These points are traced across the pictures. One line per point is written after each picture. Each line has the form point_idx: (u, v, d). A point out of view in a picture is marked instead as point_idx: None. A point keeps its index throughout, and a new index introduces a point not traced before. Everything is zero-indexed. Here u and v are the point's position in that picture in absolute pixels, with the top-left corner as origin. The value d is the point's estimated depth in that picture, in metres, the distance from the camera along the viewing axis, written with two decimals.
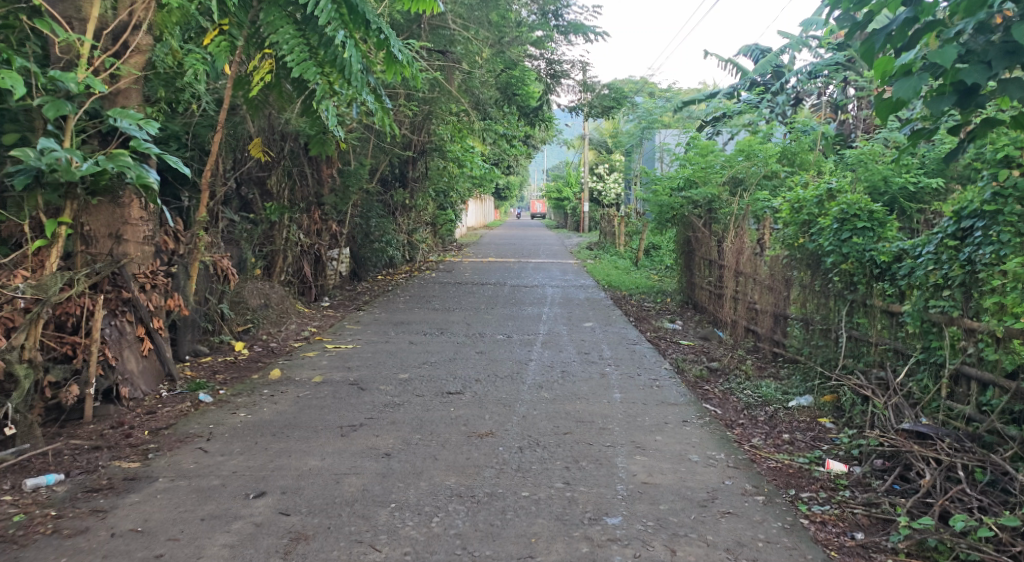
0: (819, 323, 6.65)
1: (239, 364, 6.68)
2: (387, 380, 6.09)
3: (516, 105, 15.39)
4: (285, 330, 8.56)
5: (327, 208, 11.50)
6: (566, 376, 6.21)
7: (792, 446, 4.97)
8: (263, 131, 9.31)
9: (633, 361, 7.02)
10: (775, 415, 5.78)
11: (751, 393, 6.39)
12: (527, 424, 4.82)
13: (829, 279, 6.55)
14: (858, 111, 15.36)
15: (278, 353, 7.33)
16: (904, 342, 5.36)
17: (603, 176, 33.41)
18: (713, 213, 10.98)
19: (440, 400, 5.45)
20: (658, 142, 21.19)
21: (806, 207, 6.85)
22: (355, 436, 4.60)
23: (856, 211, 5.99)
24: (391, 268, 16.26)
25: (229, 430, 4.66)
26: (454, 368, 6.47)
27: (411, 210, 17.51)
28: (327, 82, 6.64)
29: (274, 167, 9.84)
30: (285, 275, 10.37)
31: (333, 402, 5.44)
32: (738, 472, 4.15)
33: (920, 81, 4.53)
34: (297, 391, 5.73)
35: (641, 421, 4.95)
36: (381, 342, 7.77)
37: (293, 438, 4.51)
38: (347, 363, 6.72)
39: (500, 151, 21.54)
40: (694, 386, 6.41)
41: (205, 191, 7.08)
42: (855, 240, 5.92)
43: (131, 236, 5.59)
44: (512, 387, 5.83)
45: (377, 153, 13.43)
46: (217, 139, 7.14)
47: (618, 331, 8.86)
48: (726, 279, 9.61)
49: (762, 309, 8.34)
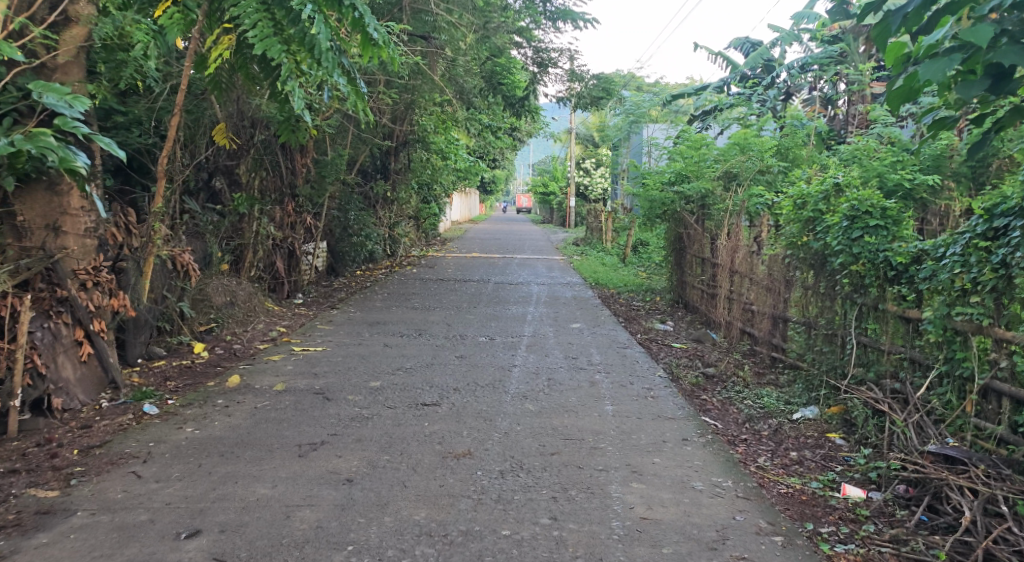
0: (824, 328, 6.18)
1: (196, 369, 6.08)
2: (356, 388, 5.55)
3: (501, 94, 14.86)
4: (252, 330, 8.01)
5: (302, 199, 10.92)
6: (553, 385, 5.72)
7: (801, 467, 4.50)
8: (230, 116, 8.72)
9: (624, 367, 6.53)
10: (780, 430, 5.30)
11: (752, 404, 5.92)
12: (510, 443, 4.31)
13: (836, 280, 6.08)
14: (851, 107, 14.94)
15: (241, 357, 6.72)
16: (923, 352, 4.89)
17: (590, 171, 32.95)
18: (706, 209, 10.52)
19: (413, 413, 4.92)
20: (647, 137, 20.72)
21: (810, 204, 6.37)
22: (314, 457, 4.07)
23: (868, 208, 5.50)
24: (371, 263, 15.68)
25: (171, 449, 4.12)
26: (430, 376, 5.94)
27: (392, 204, 16.95)
28: (293, 61, 6.09)
29: (244, 156, 9.25)
30: (256, 271, 9.79)
31: (295, 415, 4.90)
32: (748, 504, 3.66)
33: (950, 65, 4.00)
34: (255, 400, 5.18)
35: (635, 440, 4.46)
36: (354, 345, 7.23)
37: (244, 460, 3.98)
38: (313, 368, 6.17)
39: (485, 143, 21.01)
40: (691, 395, 5.93)
41: (161, 180, 6.53)
42: (867, 239, 5.43)
43: (70, 227, 5.11)
44: (493, 397, 5.32)
45: (357, 142, 12.85)
46: (174, 123, 6.58)
47: (608, 333, 8.36)
48: (721, 278, 9.15)
49: (760, 311, 7.87)
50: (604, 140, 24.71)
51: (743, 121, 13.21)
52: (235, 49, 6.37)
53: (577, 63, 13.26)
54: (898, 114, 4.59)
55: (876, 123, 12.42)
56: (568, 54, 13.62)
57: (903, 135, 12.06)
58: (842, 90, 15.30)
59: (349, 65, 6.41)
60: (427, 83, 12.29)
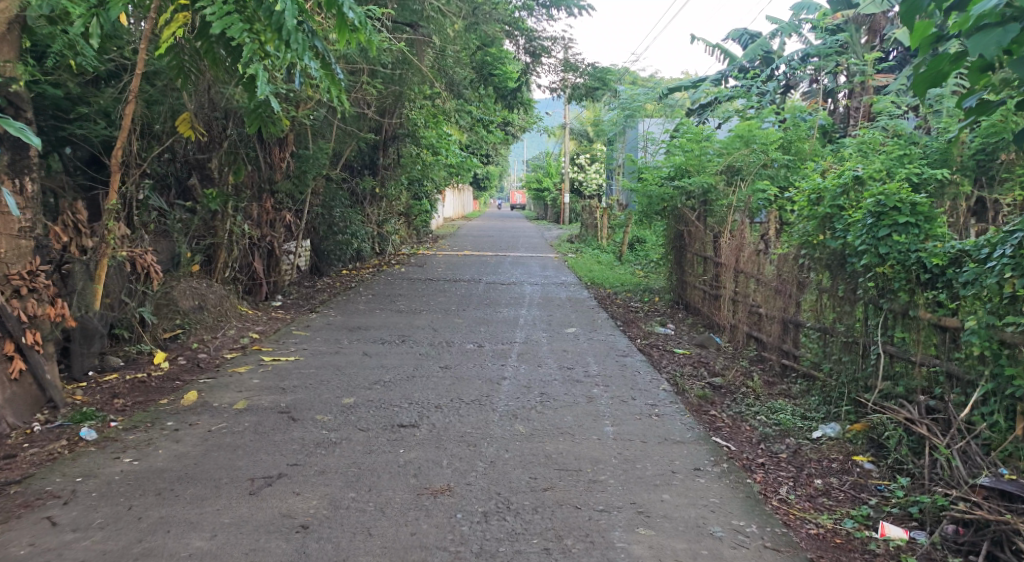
0: (844, 335, 5.64)
1: (149, 383, 5.48)
2: (326, 407, 4.96)
3: (493, 86, 14.28)
4: (221, 337, 7.39)
5: (281, 196, 10.31)
6: (546, 401, 5.14)
7: (829, 499, 3.95)
8: (199, 106, 8.11)
9: (625, 379, 5.95)
10: (800, 451, 4.75)
11: (767, 420, 5.34)
12: (496, 475, 3.75)
13: (857, 283, 5.53)
14: (853, 100, 14.44)
15: (205, 368, 6.11)
16: (963, 366, 4.36)
17: (585, 167, 32.38)
18: (707, 206, 9.95)
19: (388, 437, 4.35)
20: (642, 132, 20.15)
21: (828, 199, 5.82)
22: (267, 495, 3.49)
23: (896, 203, 4.94)
24: (358, 261, 15.05)
25: (99, 486, 3.56)
26: (409, 391, 5.36)
27: (381, 200, 16.30)
28: (256, 41, 5.46)
29: (217, 149, 8.62)
30: (230, 272, 9.16)
31: (253, 439, 4.30)
32: (777, 556, 3.16)
33: (1005, 35, 3.42)
34: (210, 422, 4.58)
35: (639, 470, 3.89)
36: (330, 354, 6.64)
37: (184, 500, 3.42)
38: (281, 383, 5.56)
39: (478, 138, 20.38)
40: (698, 412, 5.34)
41: (116, 174, 6.02)
42: (896, 238, 4.87)
43: (1, 227, 4.53)
44: (480, 417, 4.75)
45: (341, 136, 12.24)
46: (129, 113, 6.03)
47: (605, 339, 7.76)
48: (724, 279, 8.60)
49: (769, 315, 7.30)
50: (598, 135, 24.17)
51: (743, 113, 12.65)
52: (198, 32, 5.82)
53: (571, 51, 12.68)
54: (926, 98, 4.03)
55: (883, 115, 11.88)
56: (562, 43, 13.01)
57: (909, 128, 11.54)
58: (841, 84, 14.80)
59: (321, 47, 5.80)
60: (413, 73, 11.72)
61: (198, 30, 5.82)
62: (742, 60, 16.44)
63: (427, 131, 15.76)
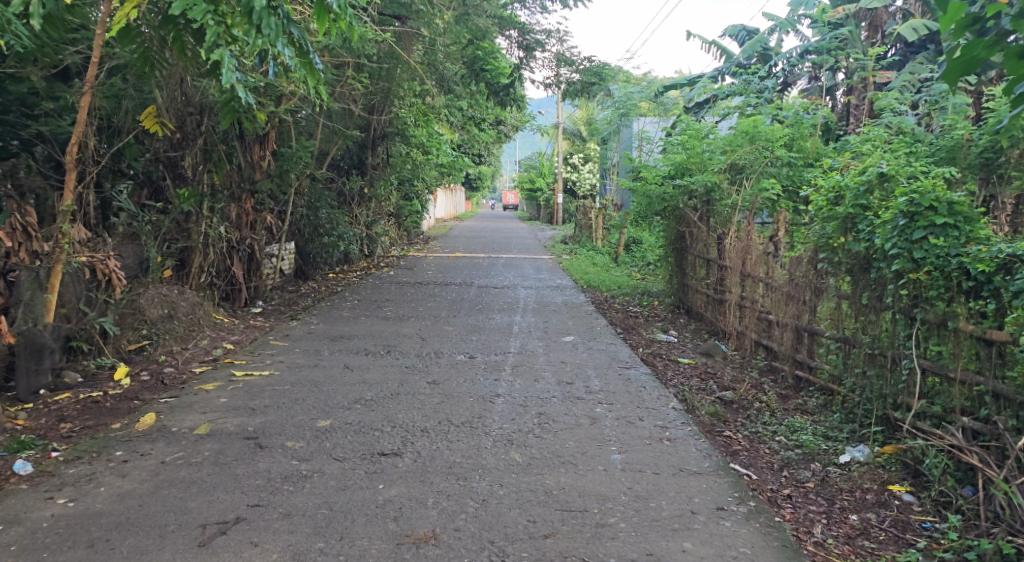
0: (868, 346, 5.15)
1: (103, 405, 4.96)
2: (299, 432, 4.41)
3: (484, 81, 13.78)
4: (193, 348, 6.86)
5: (262, 196, 9.74)
6: (545, 423, 4.63)
7: (871, 541, 3.47)
8: (172, 100, 7.57)
9: (629, 395, 5.45)
10: (828, 479, 4.26)
11: (788, 442, 4.83)
12: (489, 519, 3.28)
13: (883, 290, 5.06)
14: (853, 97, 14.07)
15: (169, 385, 5.58)
16: (1014, 387, 3.92)
17: (578, 167, 31.85)
18: (710, 205, 9.40)
19: (367, 469, 3.85)
20: (637, 131, 19.63)
21: (851, 198, 5.33)
22: (219, 547, 3.01)
23: (932, 202, 4.48)
24: (346, 263, 14.45)
25: (22, 538, 3.06)
26: (393, 411, 4.83)
27: (372, 201, 15.67)
28: (222, 24, 4.94)
29: (190, 146, 8.09)
30: (206, 277, 8.57)
31: (212, 470, 3.78)
32: None
33: None
34: (165, 451, 4.03)
35: (654, 511, 3.43)
36: (308, 368, 6.10)
37: (119, 555, 2.95)
38: (251, 402, 5.01)
39: (470, 136, 19.82)
40: (712, 433, 4.84)
41: (70, 172, 5.57)
42: (934, 241, 4.41)
43: None
44: (472, 442, 4.25)
45: (325, 133, 11.71)
46: (84, 104, 5.54)
47: (606, 349, 7.21)
48: (730, 283, 8.11)
49: (780, 322, 6.80)
50: (592, 135, 23.67)
51: (743, 110, 12.16)
52: (164, 18, 5.35)
53: (566, 44, 12.15)
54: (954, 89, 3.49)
55: (888, 111, 11.50)
56: (556, 36, 12.47)
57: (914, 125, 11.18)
58: (840, 81, 14.32)
59: (297, 35, 5.28)
60: (400, 67, 11.21)
61: (163, 16, 5.34)
62: (738, 57, 16.01)
63: (417, 128, 15.40)
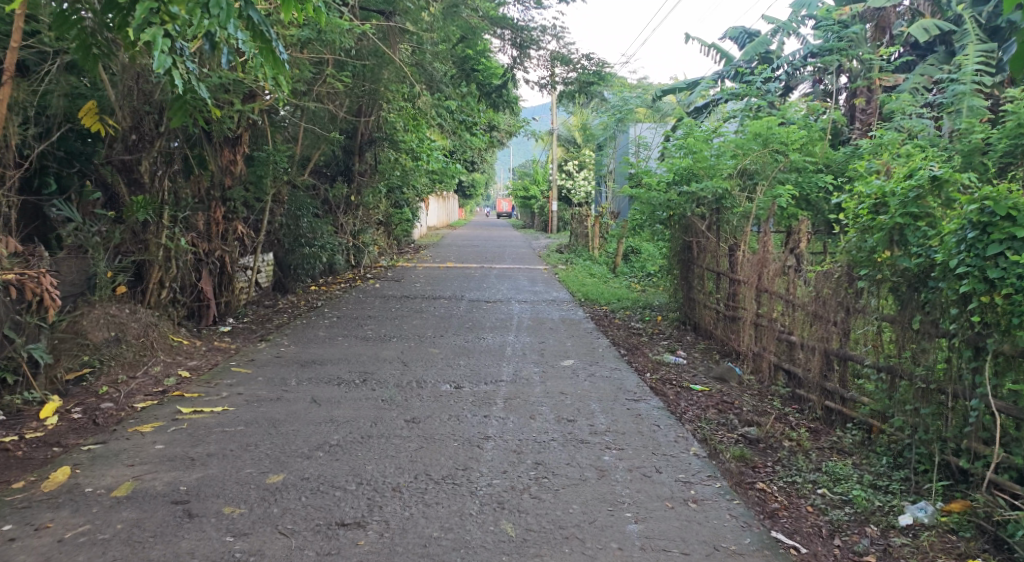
0: (919, 378, 4.37)
1: (13, 454, 4.13)
2: (242, 492, 3.59)
3: (474, 82, 13.02)
4: (142, 376, 6.04)
5: (233, 204, 8.92)
6: (545, 478, 3.84)
7: None
8: (127, 96, 6.79)
9: (641, 438, 4.66)
10: (890, 551, 3.51)
11: (833, 496, 4.05)
12: None
13: (938, 313, 4.31)
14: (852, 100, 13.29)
15: (101, 425, 4.76)
16: None
17: (573, 174, 31.01)
18: (719, 214, 8.56)
19: (322, 547, 3.10)
20: (634, 137, 18.88)
21: (900, 204, 4.59)
22: None
23: (1009, 210, 3.78)
24: (329, 274, 13.66)
25: None
26: (360, 461, 4.03)
27: (357, 208, 14.49)
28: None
29: (147, 149, 7.17)
30: (170, 293, 7.77)
31: (120, 553, 3.02)
32: None
33: None
34: (67, 524, 3.23)
35: None
36: (268, 402, 5.26)
37: None
38: (192, 450, 4.19)
39: (462, 142, 19.00)
40: (743, 486, 4.06)
41: None
42: (1015, 257, 3.70)
43: None
44: (456, 507, 3.47)
45: (306, 135, 10.90)
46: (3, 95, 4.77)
47: (609, 376, 6.40)
48: (744, 299, 7.30)
49: (804, 345, 5.99)
50: (588, 142, 22.91)
51: (747, 112, 11.29)
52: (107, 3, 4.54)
53: (564, 41, 11.37)
54: None
55: (902, 114, 10.76)
56: (552, 32, 11.69)
57: (928, 129, 10.46)
58: (845, 84, 13.56)
59: (258, 19, 4.46)
60: (384, 66, 10.43)
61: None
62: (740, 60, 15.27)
63: (406, 133, 14.63)
